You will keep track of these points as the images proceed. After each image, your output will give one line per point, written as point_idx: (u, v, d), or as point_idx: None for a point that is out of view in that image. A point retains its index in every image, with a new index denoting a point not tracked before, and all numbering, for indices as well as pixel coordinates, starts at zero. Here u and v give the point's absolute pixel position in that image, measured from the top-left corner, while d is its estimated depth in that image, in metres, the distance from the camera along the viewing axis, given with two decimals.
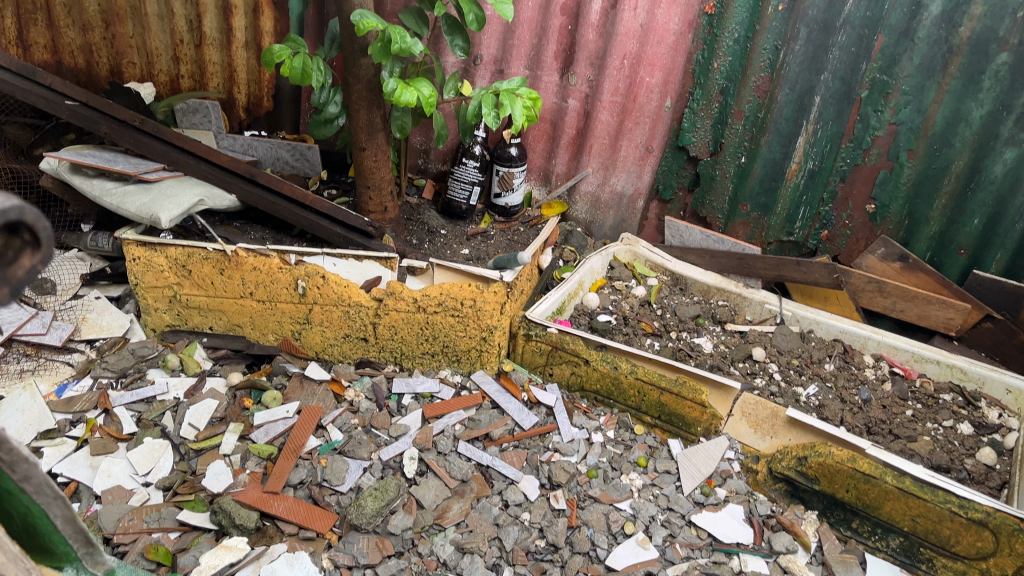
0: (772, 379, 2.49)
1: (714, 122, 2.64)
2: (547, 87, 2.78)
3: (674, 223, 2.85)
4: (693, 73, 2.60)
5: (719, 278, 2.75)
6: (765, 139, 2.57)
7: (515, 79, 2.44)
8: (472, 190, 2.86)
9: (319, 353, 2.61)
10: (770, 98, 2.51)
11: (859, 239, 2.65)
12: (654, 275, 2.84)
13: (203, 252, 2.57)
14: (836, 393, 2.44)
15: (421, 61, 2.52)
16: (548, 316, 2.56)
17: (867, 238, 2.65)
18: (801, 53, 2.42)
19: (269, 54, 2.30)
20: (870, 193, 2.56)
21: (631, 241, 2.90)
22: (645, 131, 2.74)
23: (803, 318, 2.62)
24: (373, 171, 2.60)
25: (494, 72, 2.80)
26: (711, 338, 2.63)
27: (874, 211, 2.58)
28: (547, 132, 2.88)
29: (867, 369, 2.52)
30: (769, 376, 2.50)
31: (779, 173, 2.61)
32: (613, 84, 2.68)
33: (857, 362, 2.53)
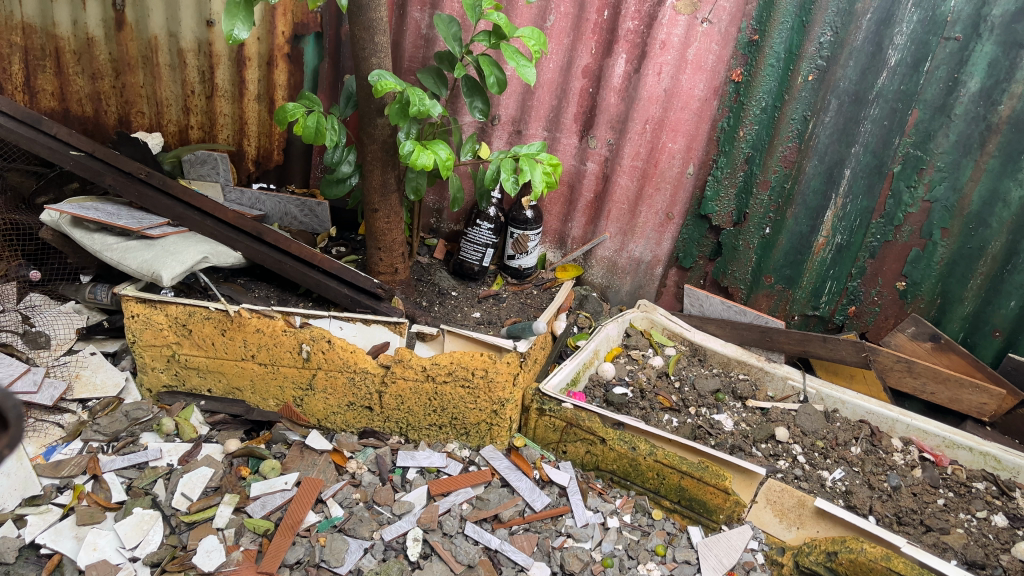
0: (796, 462, 2.37)
1: (738, 192, 2.55)
2: (566, 149, 2.71)
3: (695, 291, 2.75)
4: (717, 140, 2.52)
5: (740, 350, 2.67)
6: (792, 210, 2.48)
7: (535, 144, 2.36)
8: (487, 253, 2.78)
9: (320, 421, 2.48)
10: (798, 169, 2.43)
11: (887, 318, 2.56)
12: (672, 344, 2.74)
13: (204, 312, 2.47)
14: (863, 479, 2.30)
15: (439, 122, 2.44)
16: (562, 389, 2.42)
17: (896, 317, 2.55)
18: (831, 124, 2.35)
19: (282, 111, 2.23)
20: (902, 270, 2.47)
21: (648, 309, 2.81)
22: (666, 197, 2.65)
23: (828, 396, 2.53)
24: (386, 233, 2.51)
25: (512, 133, 2.74)
26: (731, 415, 2.54)
27: (905, 289, 2.49)
28: (564, 195, 2.80)
29: (896, 454, 2.38)
30: (793, 459, 2.37)
31: (806, 245, 2.51)
32: (634, 148, 2.61)
33: (885, 446, 2.40)
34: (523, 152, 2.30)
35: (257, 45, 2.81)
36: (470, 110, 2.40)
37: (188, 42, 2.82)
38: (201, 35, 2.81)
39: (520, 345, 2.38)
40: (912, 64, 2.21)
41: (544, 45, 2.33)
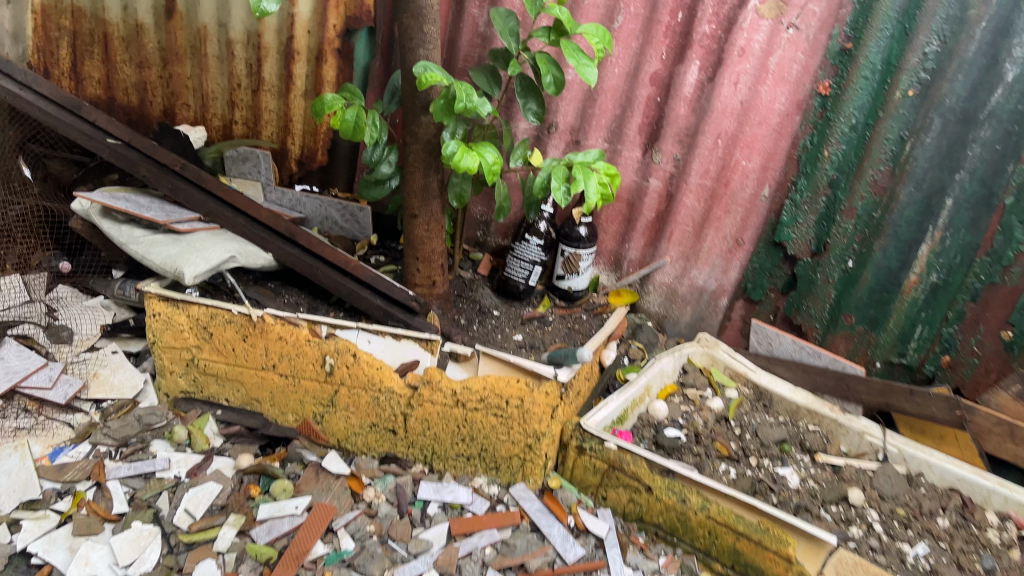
0: (871, 529, 2.06)
1: (819, 219, 2.26)
2: (627, 163, 2.48)
3: (762, 327, 2.45)
4: (798, 160, 2.25)
5: (811, 397, 2.37)
6: (880, 243, 2.19)
7: (592, 151, 2.13)
8: (535, 272, 2.55)
9: (340, 442, 2.29)
10: (891, 196, 2.14)
11: (989, 370, 2.18)
12: (734, 386, 2.47)
13: (227, 315, 2.30)
14: (951, 557, 1.98)
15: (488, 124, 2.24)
16: (605, 427, 2.18)
17: (999, 370, 2.17)
18: (933, 146, 2.06)
19: (320, 102, 2.07)
20: (1008, 317, 2.11)
21: (709, 343, 2.54)
22: (736, 221, 2.39)
23: (911, 458, 2.22)
24: (425, 241, 2.30)
25: (570, 143, 2.52)
26: (798, 470, 2.26)
27: (1012, 339, 2.12)
28: (622, 213, 2.57)
29: (991, 530, 2.05)
30: (869, 528, 2.06)
31: (894, 283, 2.21)
32: (703, 165, 2.37)
33: (978, 520, 2.07)
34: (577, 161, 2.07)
35: (307, 38, 2.66)
36: (524, 113, 2.18)
37: (237, 33, 2.68)
38: (251, 26, 2.66)
39: (562, 374, 2.11)
40: None
41: (609, 44, 2.10)
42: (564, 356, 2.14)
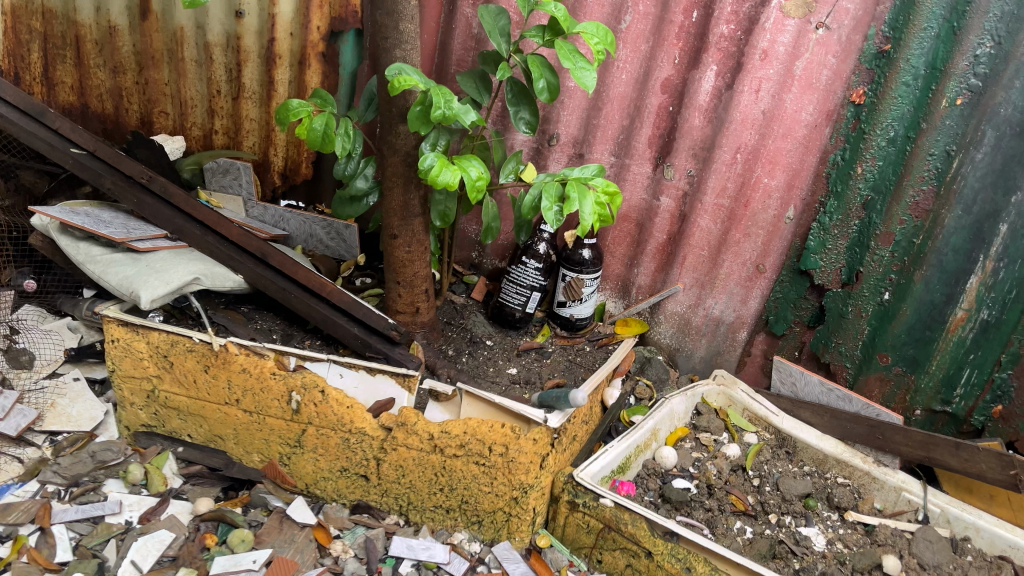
0: None
1: (850, 245, 1.99)
2: (636, 179, 2.23)
3: (786, 365, 2.17)
4: (827, 178, 1.99)
5: (840, 446, 2.11)
6: (922, 273, 1.89)
7: (591, 165, 1.89)
8: (534, 298, 2.32)
9: (309, 487, 2.05)
10: (934, 220, 1.85)
11: None
12: (753, 430, 2.22)
13: (188, 343, 2.09)
14: None
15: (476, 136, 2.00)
16: (603, 478, 1.92)
17: None
18: (985, 163, 1.78)
19: (285, 109, 1.84)
20: None
21: (727, 383, 2.28)
22: (757, 245, 2.12)
23: (956, 520, 1.94)
24: (406, 265, 2.07)
25: (573, 156, 2.28)
26: (824, 530, 1.99)
27: None
28: (631, 234, 2.31)
29: None
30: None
31: (937, 319, 1.90)
32: (720, 182, 2.11)
33: None
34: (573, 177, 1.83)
35: (289, 41, 2.47)
36: (514, 123, 1.94)
37: (215, 35, 2.49)
38: (230, 28, 2.47)
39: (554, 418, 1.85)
40: None
41: (612, 45, 1.85)
42: (556, 399, 1.87)
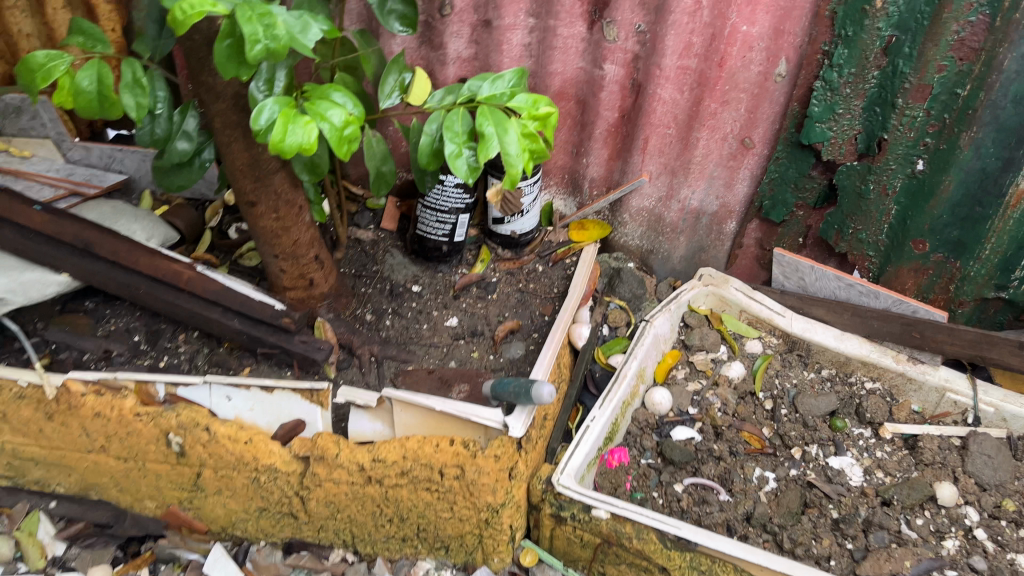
0: (974, 545, 1.48)
1: (869, 104, 1.47)
2: (567, 45, 1.63)
3: (792, 259, 1.71)
4: (833, 17, 1.42)
5: (866, 345, 1.71)
6: (971, 135, 1.38)
7: (511, 70, 1.31)
8: (462, 222, 1.80)
9: (226, 530, 1.62)
10: (988, 62, 1.32)
11: None
12: (756, 336, 1.81)
13: (16, 388, 1.58)
14: None
15: (336, 43, 1.39)
16: (587, 465, 1.53)
17: None
18: None
19: (27, 63, 1.17)
20: None
21: (717, 283, 1.82)
22: (739, 113, 1.59)
23: (1016, 420, 1.61)
24: (280, 234, 1.52)
25: (477, 26, 1.65)
26: (859, 458, 1.64)
27: None
28: (572, 116, 1.75)
29: None
30: (967, 536, 1.50)
31: (989, 192, 1.42)
32: (682, 39, 1.53)
33: None
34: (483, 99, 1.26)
35: None
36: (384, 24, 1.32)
37: None
38: None
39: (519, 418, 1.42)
40: None
41: None
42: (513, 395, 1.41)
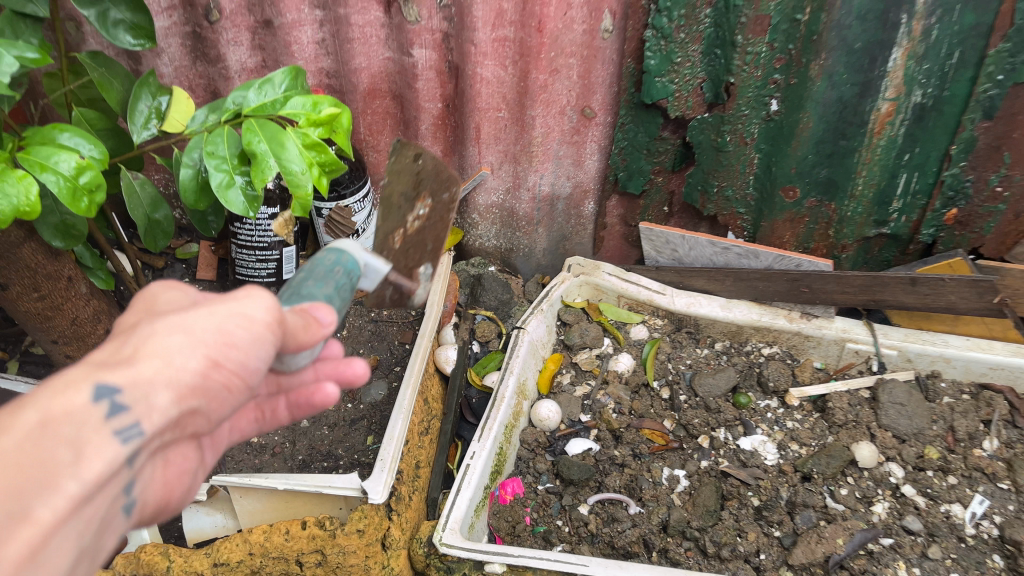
0: (901, 500, 1.38)
1: (707, 48, 1.32)
2: (366, 34, 1.41)
3: (661, 231, 1.56)
4: None
5: (756, 310, 1.57)
6: (820, 64, 1.23)
7: (285, 89, 1.02)
8: (289, 256, 1.55)
9: None
10: None
11: None
12: (640, 320, 1.65)
13: None
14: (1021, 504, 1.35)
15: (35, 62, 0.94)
16: (470, 526, 1.29)
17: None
18: None
19: None
20: None
21: (588, 272, 1.66)
22: (572, 82, 1.41)
23: (919, 358, 1.50)
24: (56, 314, 1.23)
25: (258, 27, 1.40)
26: (771, 433, 1.49)
27: None
28: (392, 113, 1.54)
29: None
30: (896, 496, 1.39)
31: (850, 121, 1.28)
32: (492, 6, 1.32)
33: None
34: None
35: None
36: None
37: None
38: None
39: (295, 361, 0.70)
40: None
41: None
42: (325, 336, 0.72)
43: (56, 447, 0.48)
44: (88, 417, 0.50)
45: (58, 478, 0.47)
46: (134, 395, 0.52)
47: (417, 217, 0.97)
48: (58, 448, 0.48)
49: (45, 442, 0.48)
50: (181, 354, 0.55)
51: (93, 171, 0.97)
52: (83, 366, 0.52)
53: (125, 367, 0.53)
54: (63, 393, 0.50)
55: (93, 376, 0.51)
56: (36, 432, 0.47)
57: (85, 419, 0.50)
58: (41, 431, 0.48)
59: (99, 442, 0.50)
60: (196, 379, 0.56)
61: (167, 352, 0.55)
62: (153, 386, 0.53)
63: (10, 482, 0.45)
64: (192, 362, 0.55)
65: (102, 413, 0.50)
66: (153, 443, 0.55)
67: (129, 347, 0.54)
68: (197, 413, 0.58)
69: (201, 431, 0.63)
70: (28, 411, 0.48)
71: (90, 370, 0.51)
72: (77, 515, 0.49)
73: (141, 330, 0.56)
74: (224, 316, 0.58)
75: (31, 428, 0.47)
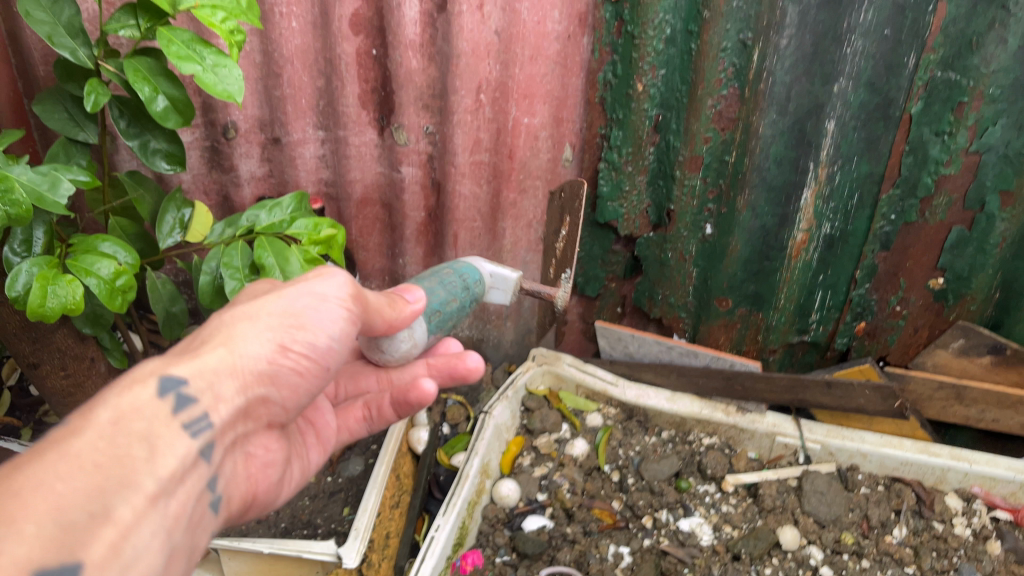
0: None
1: (652, 179, 1.55)
2: (362, 153, 1.64)
3: (613, 330, 1.75)
4: (604, 103, 1.52)
5: (697, 402, 1.77)
6: (745, 198, 1.44)
7: (289, 209, 1.23)
8: None
9: None
10: (746, 130, 1.38)
11: (917, 330, 1.57)
12: (595, 408, 1.84)
13: None
14: None
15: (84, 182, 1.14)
16: None
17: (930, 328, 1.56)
18: (793, 49, 1.28)
19: None
20: (936, 261, 1.45)
21: (551, 362, 1.86)
22: (538, 199, 1.63)
23: (840, 452, 1.68)
24: (78, 390, 1.42)
25: (268, 143, 1.62)
26: (707, 516, 1.64)
27: (943, 288, 1.48)
28: (381, 218, 1.75)
29: (957, 522, 1.59)
30: None
31: (773, 246, 1.50)
32: (471, 135, 1.55)
33: (938, 512, 1.60)
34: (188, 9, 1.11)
35: None
36: (102, 27, 1.15)
37: None
38: None
39: (399, 344, 1.00)
40: None
41: (241, 18, 1.14)
42: (438, 316, 1.08)
43: (132, 443, 0.66)
44: (155, 411, 0.69)
45: (141, 468, 0.65)
46: (197, 380, 0.74)
47: (561, 235, 1.55)
48: (133, 444, 0.66)
49: (122, 438, 0.65)
50: (240, 347, 0.79)
51: (129, 272, 1.16)
52: (148, 367, 0.72)
53: (183, 370, 0.73)
54: (134, 395, 0.69)
55: (166, 371, 0.72)
56: (115, 427, 0.66)
57: (157, 410, 0.69)
58: (120, 425, 0.66)
59: (171, 431, 0.70)
60: (254, 366, 0.79)
61: (227, 348, 0.78)
62: (210, 375, 0.75)
63: (100, 478, 0.61)
64: (254, 350, 0.79)
65: (169, 403, 0.71)
66: (219, 424, 0.76)
67: (196, 350, 0.77)
68: (258, 393, 0.81)
69: (274, 411, 0.86)
70: (104, 412, 0.66)
71: (160, 369, 0.72)
72: (159, 505, 0.66)
73: (195, 341, 0.78)
74: (281, 307, 0.83)
75: (108, 427, 0.65)
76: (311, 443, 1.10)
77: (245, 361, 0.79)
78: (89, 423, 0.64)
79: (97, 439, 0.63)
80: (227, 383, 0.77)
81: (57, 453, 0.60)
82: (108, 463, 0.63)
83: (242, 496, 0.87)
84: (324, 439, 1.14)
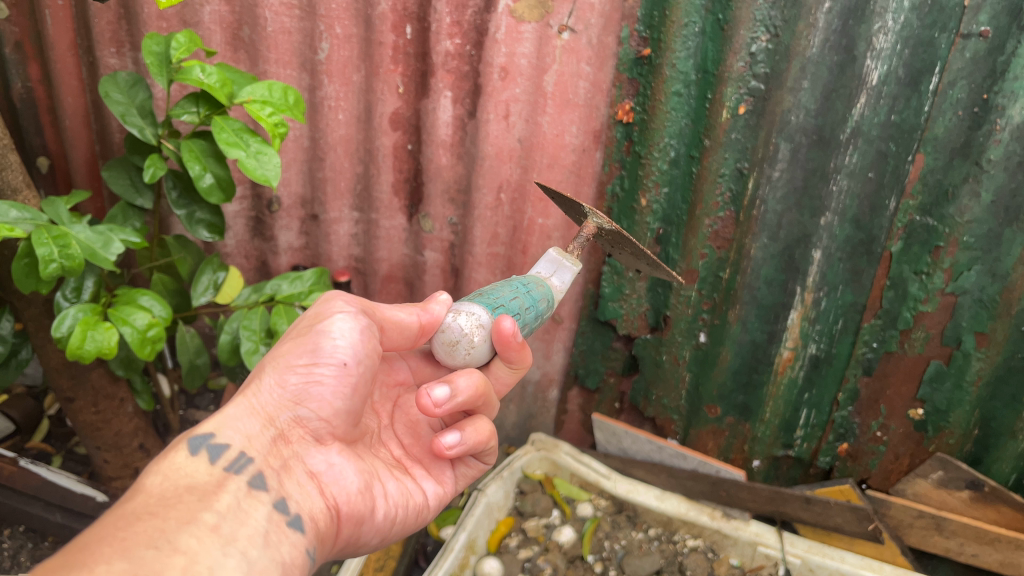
0: None
1: (652, 286, 1.65)
2: (390, 235, 1.78)
3: (609, 424, 1.86)
4: (610, 214, 1.62)
5: (685, 504, 1.76)
6: (736, 312, 1.54)
7: (309, 282, 1.37)
8: None
9: None
10: (739, 250, 1.49)
11: (899, 457, 1.61)
12: (588, 499, 1.86)
13: None
14: None
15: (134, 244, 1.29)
16: None
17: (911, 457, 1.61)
18: (784, 181, 1.39)
19: None
20: (916, 392, 1.51)
21: (549, 449, 1.93)
22: None
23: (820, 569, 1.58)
24: (103, 426, 1.55)
25: (307, 218, 1.78)
26: None
27: (923, 419, 1.53)
28: (402, 296, 1.88)
29: None
30: None
31: (761, 360, 1.58)
32: (489, 229, 1.68)
33: None
34: (243, 102, 1.26)
35: None
36: (168, 111, 1.32)
37: None
38: None
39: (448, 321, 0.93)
40: (908, 80, 1.27)
41: (289, 112, 1.28)
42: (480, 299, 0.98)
43: (184, 495, 0.77)
44: (189, 470, 0.81)
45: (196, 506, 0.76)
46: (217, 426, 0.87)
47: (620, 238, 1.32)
48: (185, 496, 0.77)
49: (173, 494, 0.77)
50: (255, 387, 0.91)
51: (156, 327, 1.29)
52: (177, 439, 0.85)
53: (207, 431, 0.86)
54: (169, 461, 0.82)
55: (190, 434, 0.85)
56: (161, 485, 0.78)
57: (190, 468, 0.81)
58: (166, 484, 0.78)
59: (211, 476, 0.81)
60: (274, 391, 0.92)
61: (243, 394, 0.91)
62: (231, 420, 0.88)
63: (163, 519, 0.71)
64: (269, 381, 0.91)
65: (200, 455, 0.83)
66: (256, 451, 0.87)
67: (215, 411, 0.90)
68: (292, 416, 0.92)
69: (327, 427, 0.95)
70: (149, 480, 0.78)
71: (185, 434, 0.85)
72: (224, 530, 0.75)
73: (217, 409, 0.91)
74: (285, 341, 0.95)
75: (157, 489, 0.77)
76: (420, 474, 1.12)
77: (262, 397, 0.91)
78: (145, 491, 0.76)
79: (152, 497, 0.75)
80: (252, 419, 0.89)
81: (116, 513, 0.71)
82: (162, 505, 0.74)
83: (348, 511, 0.95)
84: (436, 471, 1.15)
